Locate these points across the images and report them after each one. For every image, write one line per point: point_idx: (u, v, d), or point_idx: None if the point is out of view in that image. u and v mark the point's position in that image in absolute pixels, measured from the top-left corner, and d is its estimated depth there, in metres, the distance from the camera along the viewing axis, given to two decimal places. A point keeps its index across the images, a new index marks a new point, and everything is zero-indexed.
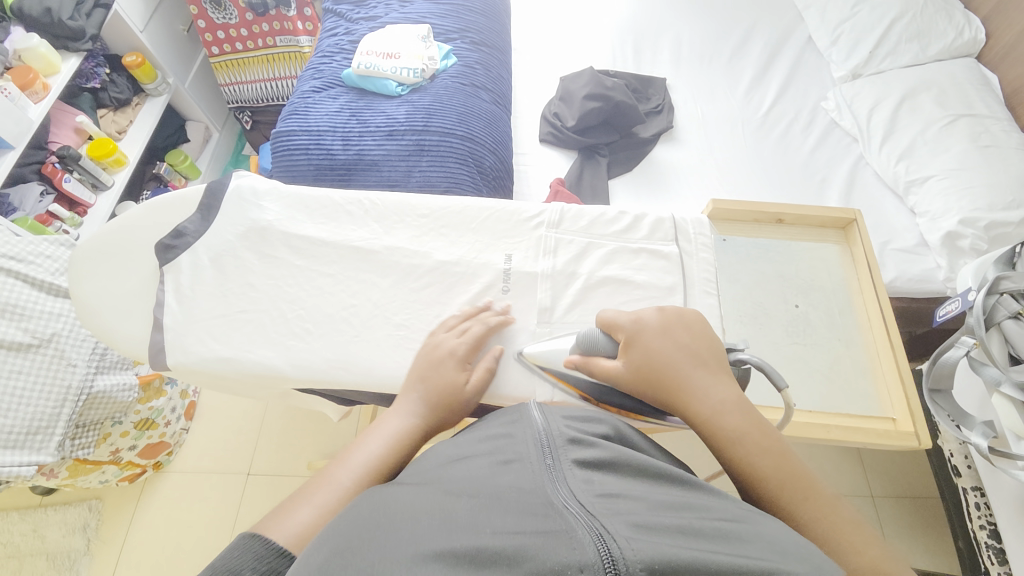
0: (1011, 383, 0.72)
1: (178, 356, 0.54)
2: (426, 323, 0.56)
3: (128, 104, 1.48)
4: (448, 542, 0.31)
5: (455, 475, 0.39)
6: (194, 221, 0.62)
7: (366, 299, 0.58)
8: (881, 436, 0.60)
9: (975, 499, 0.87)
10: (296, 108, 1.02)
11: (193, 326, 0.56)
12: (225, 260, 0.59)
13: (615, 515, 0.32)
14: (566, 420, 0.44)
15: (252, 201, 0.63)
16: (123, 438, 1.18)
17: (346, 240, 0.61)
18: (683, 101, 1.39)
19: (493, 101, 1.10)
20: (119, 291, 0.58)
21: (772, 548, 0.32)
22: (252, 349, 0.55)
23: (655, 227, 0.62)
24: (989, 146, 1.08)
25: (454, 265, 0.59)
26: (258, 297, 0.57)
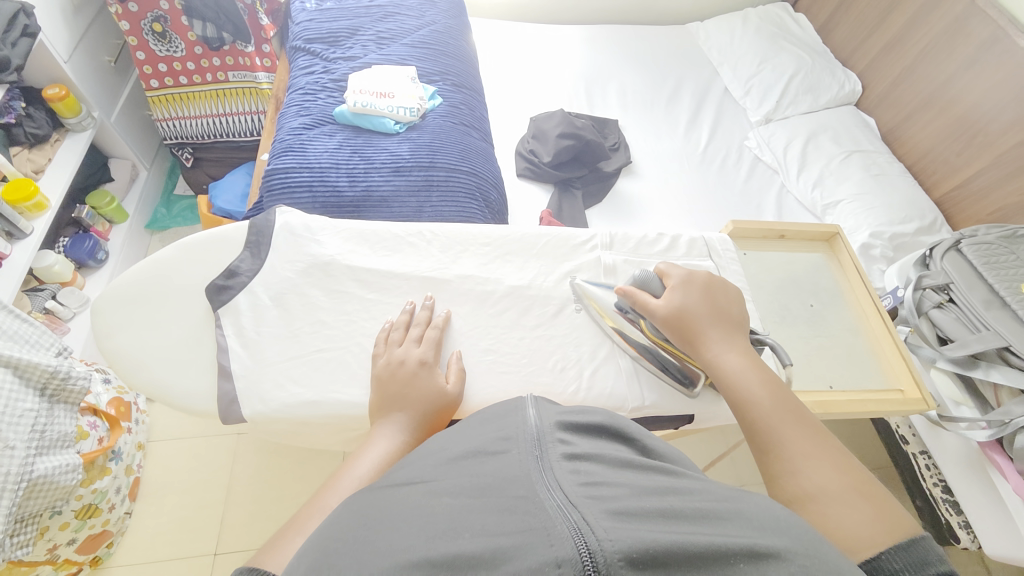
0: (945, 359, 0.92)
1: (258, 406, 0.56)
2: (510, 345, 0.64)
3: (46, 141, 1.30)
4: (422, 554, 0.31)
5: (444, 481, 0.39)
6: (245, 259, 0.64)
7: (449, 327, 0.63)
8: (901, 403, 0.75)
9: (924, 461, 1.07)
10: (289, 145, 0.99)
11: (268, 371, 0.58)
12: (288, 298, 0.62)
13: (596, 503, 0.34)
14: (562, 415, 0.46)
15: (308, 237, 0.65)
16: (62, 531, 1.00)
17: (416, 271, 0.66)
18: (636, 139, 1.56)
19: (483, 139, 1.14)
20: (172, 340, 0.61)
21: (752, 525, 0.34)
22: (337, 389, 0.57)
23: (691, 245, 0.74)
24: (879, 173, 1.38)
25: (527, 288, 0.68)
26: (334, 333, 0.60)
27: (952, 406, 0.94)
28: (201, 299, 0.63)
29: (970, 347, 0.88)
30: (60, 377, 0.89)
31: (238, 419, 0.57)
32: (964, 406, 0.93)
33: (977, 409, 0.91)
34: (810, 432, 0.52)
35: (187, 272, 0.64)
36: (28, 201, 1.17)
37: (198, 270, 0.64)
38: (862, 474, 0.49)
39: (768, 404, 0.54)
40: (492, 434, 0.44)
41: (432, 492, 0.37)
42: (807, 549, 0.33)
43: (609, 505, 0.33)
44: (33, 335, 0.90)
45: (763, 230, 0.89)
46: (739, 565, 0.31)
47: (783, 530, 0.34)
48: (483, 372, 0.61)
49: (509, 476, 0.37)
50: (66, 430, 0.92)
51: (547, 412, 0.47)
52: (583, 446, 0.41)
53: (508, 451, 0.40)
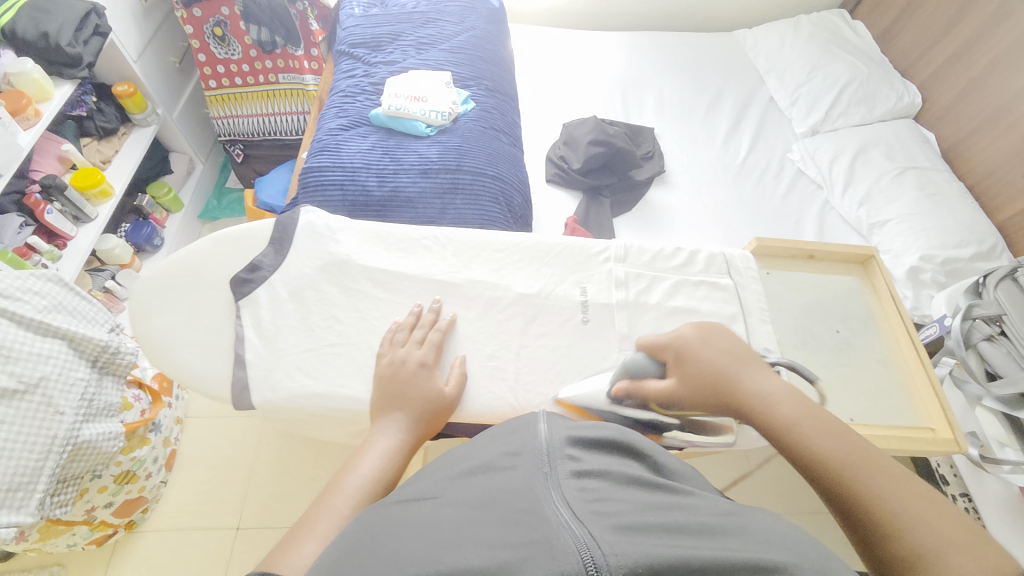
0: (992, 396, 0.86)
1: (268, 394, 0.59)
2: (514, 353, 0.64)
3: (113, 134, 1.44)
4: (430, 565, 0.31)
5: (451, 492, 0.40)
6: (268, 255, 0.67)
7: (454, 331, 0.64)
8: (931, 445, 0.69)
9: (963, 505, 0.99)
10: (325, 144, 1.03)
11: (281, 363, 0.61)
12: (305, 293, 0.65)
13: (600, 519, 0.34)
14: (569, 432, 0.45)
15: (329, 236, 0.68)
16: (100, 494, 1.11)
17: (427, 273, 0.67)
18: (670, 149, 1.52)
19: (512, 144, 1.15)
20: (197, 329, 0.65)
21: (763, 542, 0.33)
22: (342, 384, 0.59)
23: (710, 261, 0.72)
24: (935, 193, 1.29)
25: (535, 297, 0.67)
26: (346, 329, 0.63)
27: (996, 447, 0.87)
28: (226, 292, 0.66)
29: (1019, 385, 0.81)
30: (110, 352, 0.98)
31: (249, 405, 0.60)
32: (1008, 447, 0.86)
33: (1022, 451, 0.84)
34: (891, 478, 0.45)
35: (218, 263, 0.68)
36: (94, 188, 1.29)
37: (230, 262, 0.68)
38: (956, 519, 0.42)
39: (835, 452, 0.47)
40: (500, 448, 0.45)
41: (442, 504, 0.38)
42: (814, 565, 0.32)
43: (614, 520, 0.33)
44: (90, 311, 0.99)
45: (791, 249, 0.85)
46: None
47: (793, 546, 0.33)
48: (486, 378, 0.62)
49: (514, 490, 0.38)
50: (111, 401, 1.00)
51: (555, 425, 0.47)
52: (588, 459, 0.41)
53: (515, 465, 0.41)
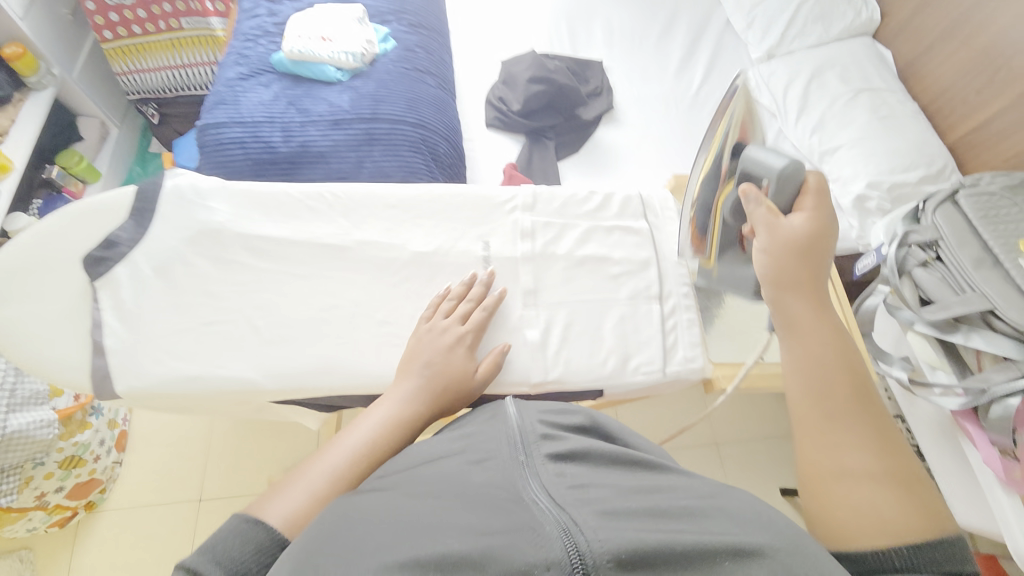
0: (924, 321, 0.85)
1: (131, 381, 0.55)
2: (410, 317, 0.60)
3: (8, 101, 1.29)
4: (406, 552, 0.33)
5: (429, 481, 0.42)
6: (127, 228, 0.60)
7: (345, 298, 0.60)
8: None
9: (899, 426, 1.03)
10: (223, 97, 0.92)
11: (146, 346, 0.56)
12: (174, 269, 0.59)
13: (582, 505, 0.37)
14: (540, 415, 0.49)
15: (198, 202, 0.61)
16: (47, 481, 1.10)
17: (312, 237, 0.62)
18: (620, 83, 1.43)
19: (440, 86, 1.04)
20: (53, 314, 0.57)
21: (736, 521, 0.37)
22: (221, 364, 0.56)
23: (625, 204, 0.71)
24: (887, 116, 1.24)
25: (432, 255, 0.63)
26: (223, 305, 0.58)
27: (928, 371, 0.88)
28: (81, 271, 0.58)
29: (950, 310, 0.81)
30: None
31: (113, 394, 0.56)
32: (940, 372, 0.87)
33: (955, 374, 0.86)
34: (864, 416, 0.50)
35: (68, 239, 0.60)
36: None
37: (84, 236, 0.60)
38: (902, 468, 0.47)
39: (839, 389, 0.52)
40: (471, 442, 0.47)
41: (413, 494, 0.40)
42: (789, 543, 0.36)
43: (598, 506, 0.37)
44: None
45: None
46: (723, 561, 0.34)
47: (764, 523, 0.37)
48: (381, 347, 0.58)
49: (497, 484, 0.40)
50: (36, 389, 1.05)
51: (527, 408, 0.50)
52: (570, 442, 0.45)
53: (494, 457, 0.44)
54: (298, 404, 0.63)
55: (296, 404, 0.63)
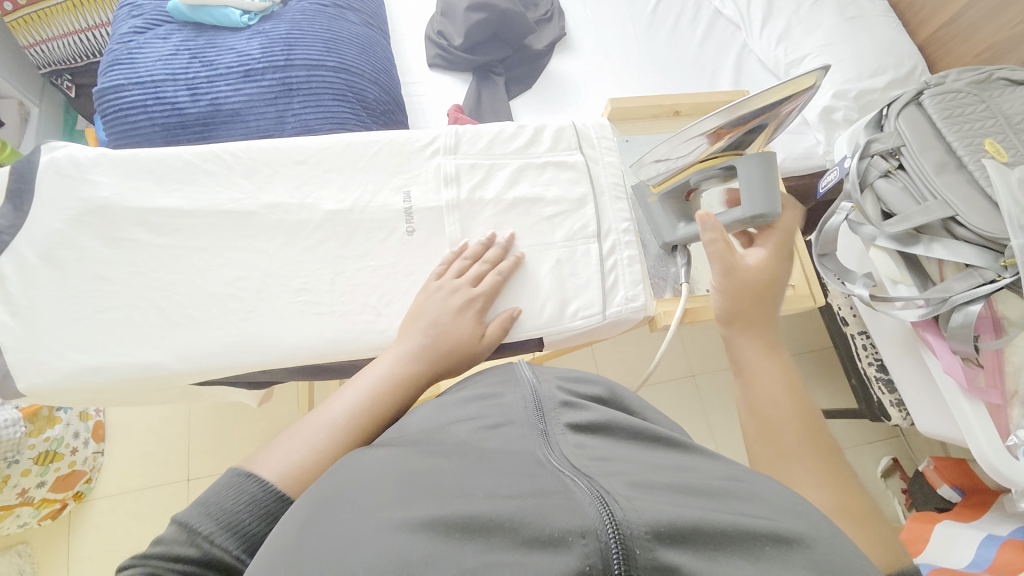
0: (886, 236, 0.83)
1: (34, 378, 0.51)
2: (327, 282, 0.56)
3: None
4: (430, 513, 0.30)
5: (438, 446, 0.39)
6: (2, 213, 0.54)
7: (254, 269, 0.56)
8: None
9: (862, 342, 1.03)
10: (116, 57, 0.83)
11: (43, 339, 0.52)
12: (61, 254, 0.54)
13: (611, 476, 0.33)
14: (559, 382, 0.47)
15: (76, 176, 0.55)
16: (26, 477, 1.11)
17: (214, 204, 0.57)
18: (571, 6, 1.31)
19: (363, 23, 0.95)
20: None
21: (772, 504, 0.34)
22: (129, 350, 0.52)
23: (558, 138, 0.64)
24: (855, 17, 1.16)
25: (348, 213, 0.58)
26: (122, 289, 0.54)
27: (889, 286, 0.87)
28: None
29: (911, 221, 0.79)
30: None
31: (19, 393, 0.52)
32: (901, 285, 0.86)
33: (915, 286, 0.84)
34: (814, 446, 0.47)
35: None
36: None
37: None
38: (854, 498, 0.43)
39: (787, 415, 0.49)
40: (483, 405, 0.44)
41: (428, 455, 0.37)
42: (821, 533, 0.33)
43: (627, 478, 0.33)
44: None
45: (654, 108, 0.74)
46: (766, 549, 0.30)
47: (798, 512, 0.34)
48: (297, 316, 0.55)
49: (516, 453, 0.37)
50: None
51: (544, 375, 0.49)
52: (593, 412, 0.42)
53: (512, 423, 0.41)
54: (227, 384, 0.60)
55: (226, 384, 0.60)
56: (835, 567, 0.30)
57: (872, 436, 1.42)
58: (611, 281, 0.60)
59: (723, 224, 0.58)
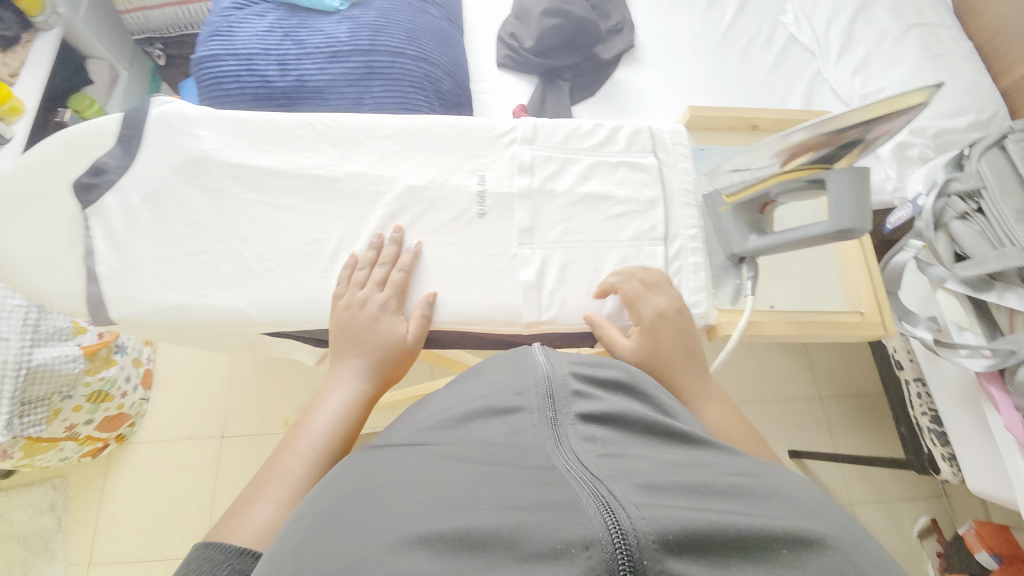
0: (957, 279, 0.80)
1: (124, 308, 0.55)
2: (397, 252, 0.59)
3: (17, 42, 1.29)
4: (432, 524, 0.32)
5: (446, 444, 0.41)
6: (115, 155, 0.58)
7: (333, 232, 0.59)
8: (854, 328, 0.64)
9: (917, 389, 0.99)
10: (216, 29, 0.88)
11: (136, 275, 0.55)
12: (161, 198, 0.58)
13: (621, 475, 0.35)
14: (575, 366, 0.47)
15: (182, 129, 0.59)
16: (77, 413, 1.16)
17: (301, 168, 0.60)
18: (643, 20, 1.32)
19: (444, 18, 0.98)
20: (43, 242, 0.56)
21: (791, 505, 0.35)
22: (210, 294, 0.55)
23: (634, 139, 0.65)
24: (940, 54, 1.13)
25: (424, 190, 0.60)
26: (210, 237, 0.57)
27: (954, 332, 0.85)
28: (70, 199, 0.57)
29: (986, 265, 0.75)
30: None
31: (109, 320, 0.56)
32: (967, 332, 0.83)
33: (984, 335, 0.80)
34: None
35: (58, 166, 0.58)
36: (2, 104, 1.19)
37: (71, 163, 0.58)
38: None
39: None
40: (499, 390, 0.45)
41: (442, 455, 0.39)
42: (842, 531, 0.34)
43: (638, 479, 0.35)
44: None
45: (732, 119, 0.74)
46: (782, 549, 0.31)
47: (814, 511, 0.35)
48: (365, 282, 0.57)
49: (528, 446, 0.39)
50: (59, 325, 1.07)
51: (557, 358, 0.48)
52: (605, 402, 0.42)
53: (523, 410, 0.42)
54: (291, 338, 0.63)
55: (290, 338, 0.63)
56: (855, 568, 0.31)
57: (913, 492, 1.34)
58: (675, 284, 0.60)
59: (809, 240, 0.56)
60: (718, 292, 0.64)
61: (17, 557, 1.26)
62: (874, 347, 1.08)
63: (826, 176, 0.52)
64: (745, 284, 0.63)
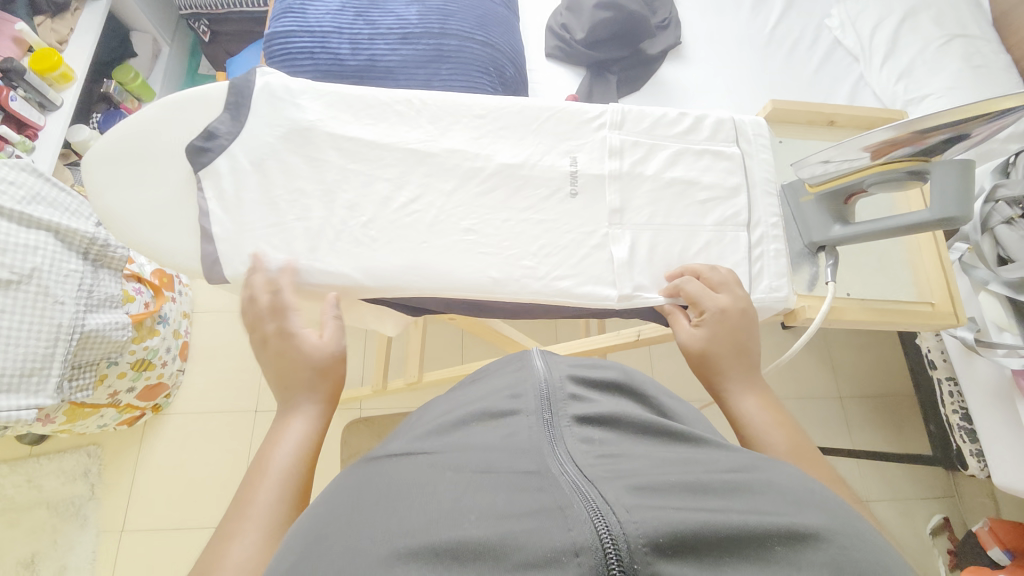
0: (1000, 281, 0.82)
1: (237, 268, 0.58)
2: (494, 227, 0.62)
3: (66, 10, 1.29)
4: (431, 536, 0.33)
5: (451, 450, 0.43)
6: (224, 121, 0.62)
7: (429, 203, 0.62)
8: (929, 318, 0.68)
9: (949, 388, 1.01)
10: (289, 5, 0.89)
11: (246, 237, 0.59)
12: (267, 163, 0.61)
13: (613, 477, 0.36)
14: (568, 374, 0.51)
15: (287, 99, 0.63)
16: (121, 379, 1.16)
17: (401, 142, 0.63)
18: (689, 18, 1.33)
19: (504, 5, 0.99)
20: (157, 203, 0.61)
21: (780, 499, 0.36)
22: (317, 259, 0.59)
23: (718, 128, 0.69)
24: (980, 66, 1.14)
25: (519, 168, 0.63)
26: (314, 204, 0.60)
27: (993, 332, 0.86)
28: (182, 161, 0.61)
29: None
30: (98, 244, 1.02)
31: (222, 279, 0.59)
32: (1006, 332, 0.85)
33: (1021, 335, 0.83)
34: None
35: (167, 132, 0.63)
36: (54, 72, 1.20)
37: (178, 128, 0.63)
38: None
39: None
40: (504, 393, 0.50)
41: (439, 464, 0.42)
42: (842, 526, 0.35)
43: (630, 480, 0.36)
44: (72, 204, 1.02)
45: (811, 114, 0.78)
46: (774, 546, 0.32)
47: (810, 503, 0.36)
48: (463, 253, 0.60)
49: (523, 450, 0.41)
50: (111, 292, 1.05)
51: (556, 365, 0.54)
52: (600, 406, 0.46)
53: (520, 414, 0.45)
54: (387, 306, 0.65)
55: (385, 306, 0.65)
56: (851, 562, 0.32)
57: (927, 491, 1.37)
58: (758, 269, 0.64)
59: (910, 229, 0.57)
60: (796, 276, 0.67)
61: (47, 523, 1.25)
62: (908, 346, 1.10)
63: (927, 169, 0.54)
64: (822, 271, 0.67)
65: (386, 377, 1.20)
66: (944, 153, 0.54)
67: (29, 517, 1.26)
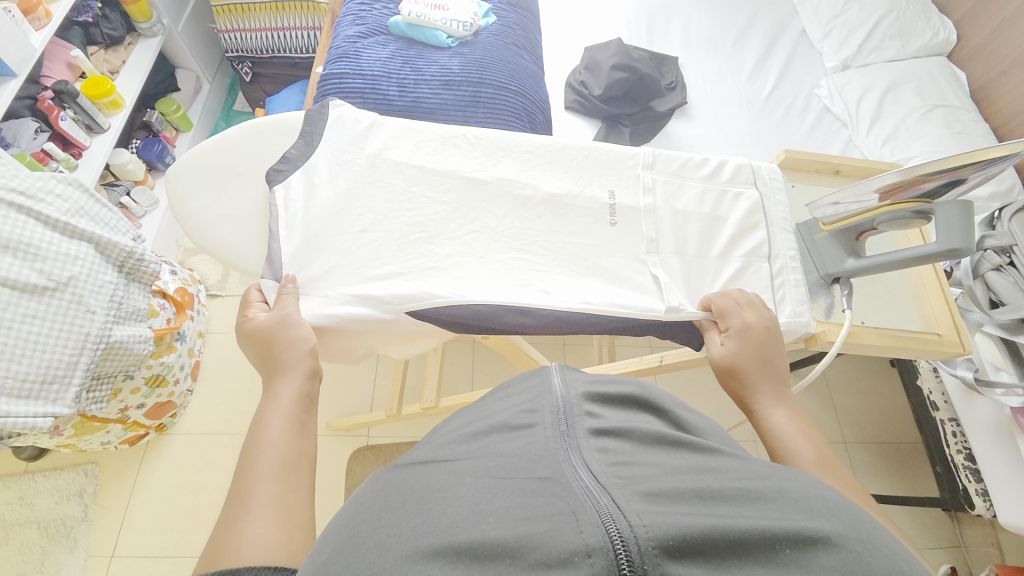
0: (993, 323, 0.90)
1: (311, 270, 0.68)
2: (543, 247, 0.73)
3: (120, 43, 1.40)
4: (445, 537, 0.31)
5: (468, 459, 0.40)
6: (299, 146, 0.75)
7: (484, 225, 0.73)
8: (936, 346, 0.74)
9: (952, 428, 1.05)
10: (343, 51, 0.99)
11: (321, 246, 0.70)
12: (339, 182, 0.73)
13: (625, 482, 0.34)
14: (589, 386, 0.47)
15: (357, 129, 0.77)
16: (133, 395, 1.15)
17: (458, 171, 0.76)
18: (693, 81, 1.46)
19: (534, 62, 1.09)
20: (235, 208, 0.75)
21: (793, 506, 0.33)
22: (380, 268, 0.69)
23: (737, 172, 0.81)
24: (960, 132, 1.29)
25: (564, 197, 0.76)
26: (379, 219, 0.72)
27: (991, 371, 0.93)
28: (260, 177, 0.76)
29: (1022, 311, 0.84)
30: (135, 258, 0.97)
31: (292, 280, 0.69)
32: (1003, 372, 0.91)
33: (1017, 375, 0.89)
34: None
35: (244, 154, 0.77)
36: (105, 98, 1.28)
37: (257, 151, 0.77)
38: None
39: None
40: (517, 407, 0.46)
41: (457, 471, 0.39)
42: (861, 534, 0.31)
43: (641, 486, 0.33)
44: (111, 220, 0.98)
45: (819, 164, 0.88)
46: (785, 551, 0.29)
47: (830, 512, 0.33)
48: (515, 268, 0.71)
49: (535, 456, 0.38)
50: (139, 306, 0.98)
51: (574, 380, 0.48)
52: (612, 420, 0.42)
53: (535, 425, 0.42)
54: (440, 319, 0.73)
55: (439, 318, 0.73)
56: (865, 568, 0.29)
57: (934, 541, 1.36)
58: (781, 295, 0.73)
59: (918, 258, 0.64)
60: (815, 304, 0.75)
61: (35, 545, 1.21)
62: (910, 388, 1.15)
63: (931, 209, 0.61)
64: (838, 301, 0.75)
65: (400, 402, 1.22)
66: (948, 193, 0.62)
67: (19, 535, 1.22)
